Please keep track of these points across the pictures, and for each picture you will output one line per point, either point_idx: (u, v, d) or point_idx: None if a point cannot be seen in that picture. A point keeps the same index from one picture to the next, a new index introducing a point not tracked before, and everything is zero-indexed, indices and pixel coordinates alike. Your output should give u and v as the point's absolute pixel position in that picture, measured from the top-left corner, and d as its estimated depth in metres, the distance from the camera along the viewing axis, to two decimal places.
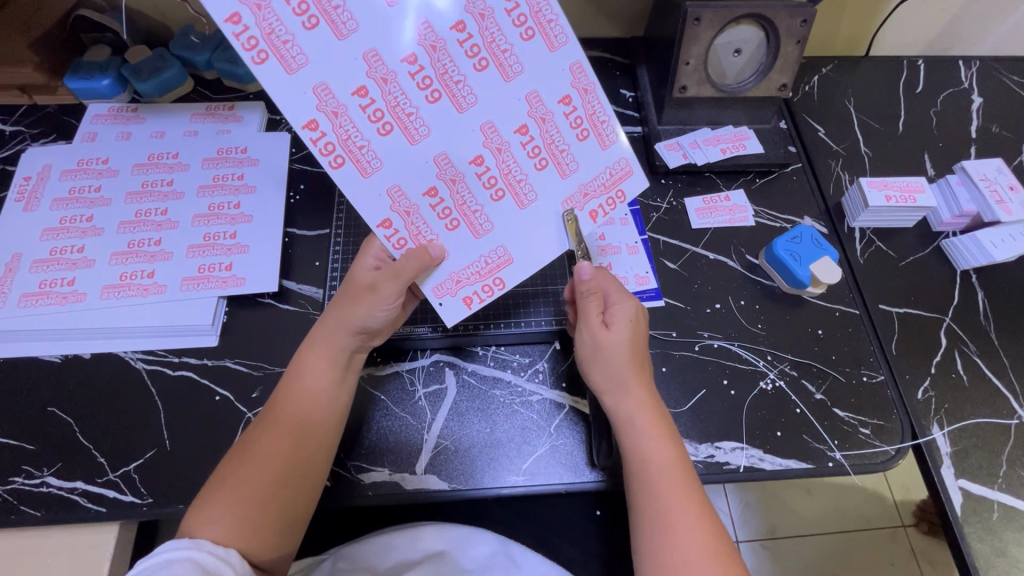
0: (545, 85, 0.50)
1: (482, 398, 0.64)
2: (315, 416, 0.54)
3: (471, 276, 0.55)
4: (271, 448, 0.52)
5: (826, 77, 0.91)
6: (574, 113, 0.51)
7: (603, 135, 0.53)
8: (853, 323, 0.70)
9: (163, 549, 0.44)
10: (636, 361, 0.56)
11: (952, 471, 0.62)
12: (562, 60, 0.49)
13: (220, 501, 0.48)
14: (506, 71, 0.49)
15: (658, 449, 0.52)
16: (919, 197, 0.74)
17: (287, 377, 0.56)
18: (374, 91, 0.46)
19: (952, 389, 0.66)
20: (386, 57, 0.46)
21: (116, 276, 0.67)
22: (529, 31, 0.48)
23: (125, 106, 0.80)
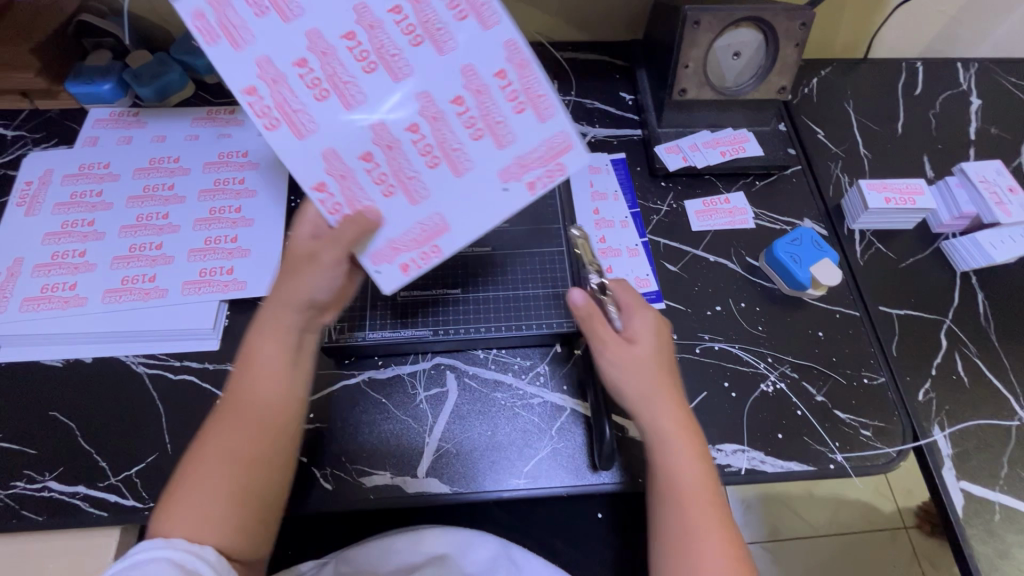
0: (479, 59, 0.50)
1: (483, 401, 0.64)
2: (276, 405, 0.51)
3: (408, 245, 0.53)
4: (234, 443, 0.48)
5: (825, 79, 0.91)
6: (510, 87, 0.51)
7: (540, 107, 0.52)
8: (853, 325, 0.70)
9: (138, 551, 0.43)
10: (666, 378, 0.55)
11: (953, 473, 0.62)
12: (495, 37, 0.50)
13: (186, 504, 0.46)
14: (439, 43, 0.50)
15: (688, 471, 0.52)
16: (919, 199, 0.74)
17: (242, 366, 0.52)
18: (313, 62, 0.48)
19: (952, 391, 0.67)
20: (324, 31, 0.48)
21: (117, 280, 0.67)
22: (460, 5, 0.49)
23: (126, 111, 0.80)
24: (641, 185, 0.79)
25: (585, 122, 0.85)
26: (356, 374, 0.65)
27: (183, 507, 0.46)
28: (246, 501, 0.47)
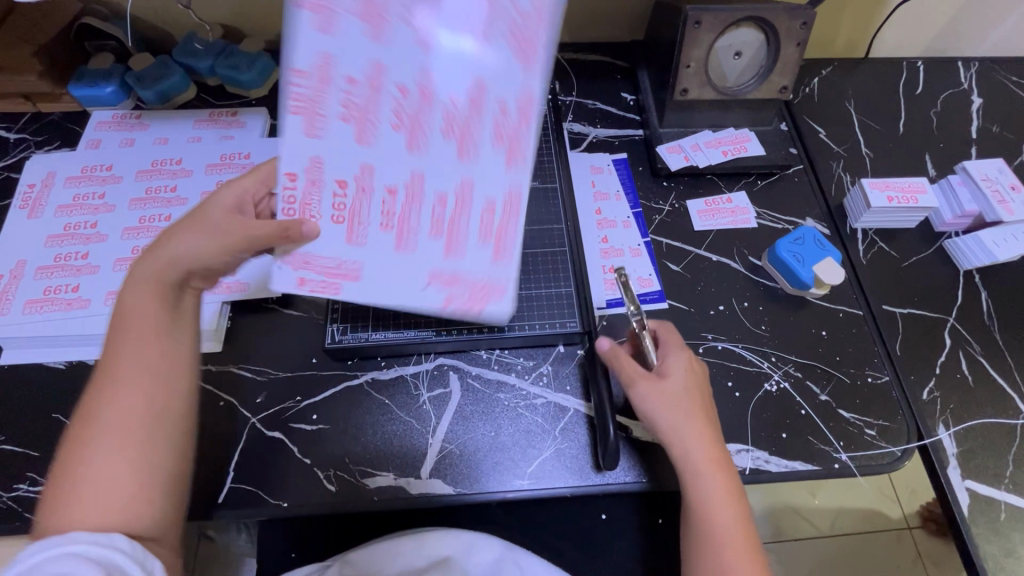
0: (481, 180, 0.54)
1: (486, 402, 0.64)
2: (157, 359, 0.48)
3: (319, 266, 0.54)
4: (114, 408, 0.45)
5: (826, 79, 0.91)
6: (491, 222, 0.54)
7: (501, 249, 0.55)
8: (856, 324, 0.70)
9: (30, 557, 0.37)
10: (702, 416, 0.55)
11: (959, 472, 0.62)
12: (506, 173, 0.54)
13: (72, 487, 0.42)
14: (467, 149, 0.54)
15: (723, 506, 0.52)
16: (921, 197, 0.74)
17: (115, 331, 0.48)
18: (362, 88, 0.52)
19: (957, 389, 0.66)
20: (388, 83, 0.52)
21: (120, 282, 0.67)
22: (503, 143, 0.54)
23: (128, 113, 0.80)
24: (643, 185, 0.79)
25: (586, 122, 0.85)
26: (359, 375, 0.65)
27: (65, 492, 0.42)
28: (141, 464, 0.44)
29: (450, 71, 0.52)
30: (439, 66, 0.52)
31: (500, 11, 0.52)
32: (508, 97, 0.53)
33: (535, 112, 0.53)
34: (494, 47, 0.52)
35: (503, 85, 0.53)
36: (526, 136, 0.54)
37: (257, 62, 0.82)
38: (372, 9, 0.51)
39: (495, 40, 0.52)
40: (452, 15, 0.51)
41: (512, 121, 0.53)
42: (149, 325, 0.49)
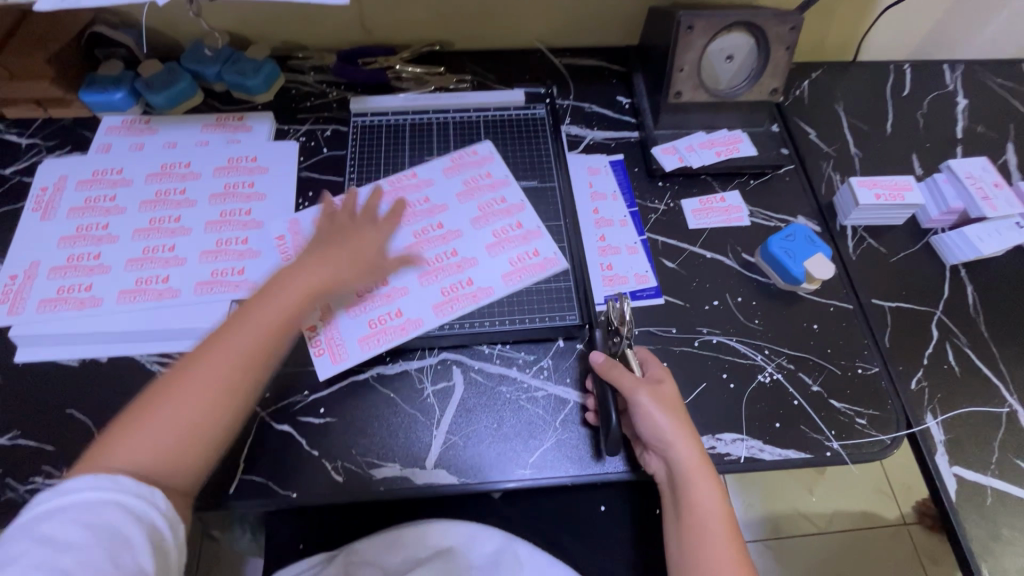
0: (412, 295, 0.69)
1: (488, 395, 0.66)
2: (253, 346, 0.55)
3: (287, 244, 0.72)
4: (197, 376, 0.53)
5: (816, 82, 0.94)
6: (378, 328, 0.67)
7: (375, 342, 0.66)
8: (847, 318, 0.72)
9: (76, 493, 0.44)
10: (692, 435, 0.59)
11: (946, 459, 0.64)
12: (431, 307, 0.68)
13: (140, 430, 0.50)
14: (428, 279, 0.70)
15: (715, 519, 0.57)
16: (908, 195, 0.77)
17: (241, 308, 0.58)
18: (428, 205, 0.76)
19: (944, 380, 0.69)
20: (437, 218, 0.75)
21: (131, 281, 0.69)
22: (444, 311, 0.68)
23: (137, 118, 0.82)
24: (639, 185, 0.82)
25: (584, 125, 0.87)
26: (364, 370, 0.67)
27: (131, 427, 0.50)
28: (189, 432, 0.51)
29: (473, 241, 0.73)
30: (474, 234, 0.74)
31: (525, 246, 0.73)
32: (481, 290, 0.70)
33: (474, 308, 0.69)
34: (508, 255, 0.72)
35: (489, 277, 0.71)
36: (465, 307, 0.68)
37: (263, 68, 0.85)
38: (474, 180, 0.78)
39: (513, 251, 0.73)
40: (512, 218, 0.75)
41: (466, 296, 0.69)
42: (270, 312, 0.57)
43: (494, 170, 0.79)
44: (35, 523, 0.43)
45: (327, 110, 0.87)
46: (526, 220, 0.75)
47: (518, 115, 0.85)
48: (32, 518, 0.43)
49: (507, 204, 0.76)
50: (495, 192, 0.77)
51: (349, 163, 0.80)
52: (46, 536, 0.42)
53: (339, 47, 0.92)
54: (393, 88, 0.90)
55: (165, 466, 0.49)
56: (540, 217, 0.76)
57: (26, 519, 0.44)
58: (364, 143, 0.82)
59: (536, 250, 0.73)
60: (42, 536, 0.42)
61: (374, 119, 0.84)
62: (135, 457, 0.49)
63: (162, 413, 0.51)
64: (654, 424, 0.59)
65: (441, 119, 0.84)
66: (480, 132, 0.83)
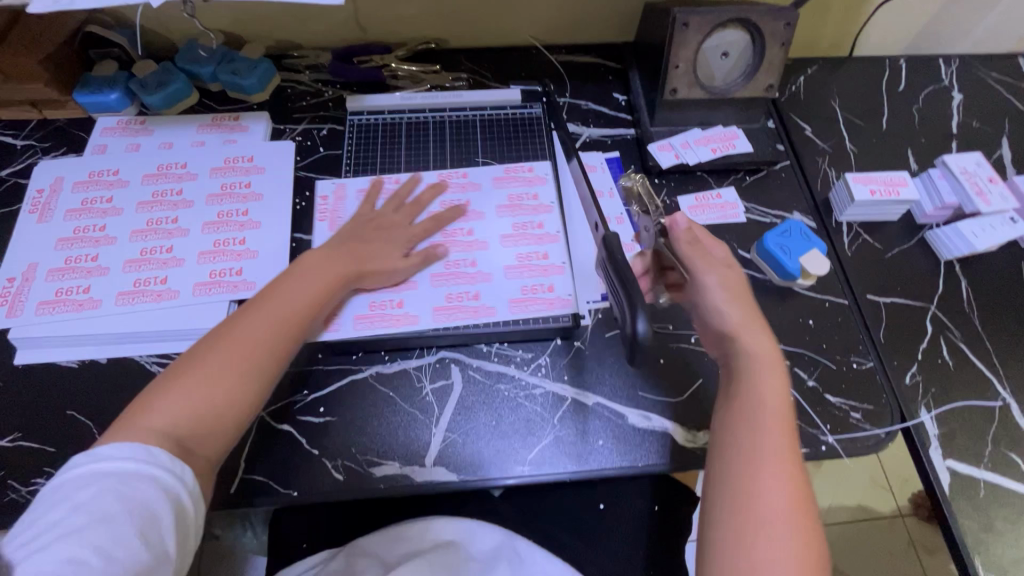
0: (417, 295, 0.69)
1: (487, 392, 0.67)
2: (283, 319, 0.60)
3: (327, 205, 0.77)
4: (235, 344, 0.57)
5: (812, 77, 0.94)
6: (376, 311, 0.68)
7: (368, 327, 0.67)
8: (842, 313, 0.73)
9: (116, 464, 0.46)
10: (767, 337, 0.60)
11: (940, 452, 0.65)
12: (430, 311, 0.68)
13: (175, 393, 0.53)
14: (439, 281, 0.70)
15: (770, 400, 0.55)
16: (903, 190, 0.77)
17: (273, 287, 0.63)
18: (470, 205, 0.76)
19: (938, 374, 0.69)
20: (470, 224, 0.75)
21: (129, 283, 0.69)
22: (441, 317, 0.68)
23: (133, 119, 0.82)
24: None
25: (580, 122, 0.87)
26: (364, 369, 0.67)
27: (167, 390, 0.53)
28: (221, 399, 0.54)
29: (496, 257, 0.73)
30: (499, 250, 0.73)
31: (543, 278, 0.71)
32: (483, 307, 0.69)
33: (473, 321, 0.68)
34: (522, 283, 0.71)
35: (496, 297, 0.69)
36: (461, 320, 0.68)
37: (258, 66, 0.85)
38: (518, 198, 0.77)
39: (529, 281, 0.71)
40: (541, 247, 0.73)
41: (468, 309, 0.68)
42: (302, 293, 0.62)
43: (542, 193, 0.77)
44: (66, 493, 0.45)
45: (323, 109, 0.87)
46: (554, 252, 0.73)
47: (515, 113, 0.85)
48: (71, 484, 0.45)
49: (542, 232, 0.74)
50: (533, 216, 0.76)
51: (346, 164, 0.80)
52: (81, 504, 0.44)
53: (334, 45, 0.92)
54: (389, 87, 0.90)
55: (196, 429, 0.52)
56: (569, 252, 0.73)
57: (65, 484, 0.46)
58: (360, 143, 0.82)
59: (552, 287, 0.70)
60: (79, 503, 0.44)
61: (371, 118, 0.84)
62: (171, 417, 0.51)
63: (198, 377, 0.54)
64: (716, 302, 0.63)
65: (438, 118, 0.84)
66: (477, 132, 0.83)
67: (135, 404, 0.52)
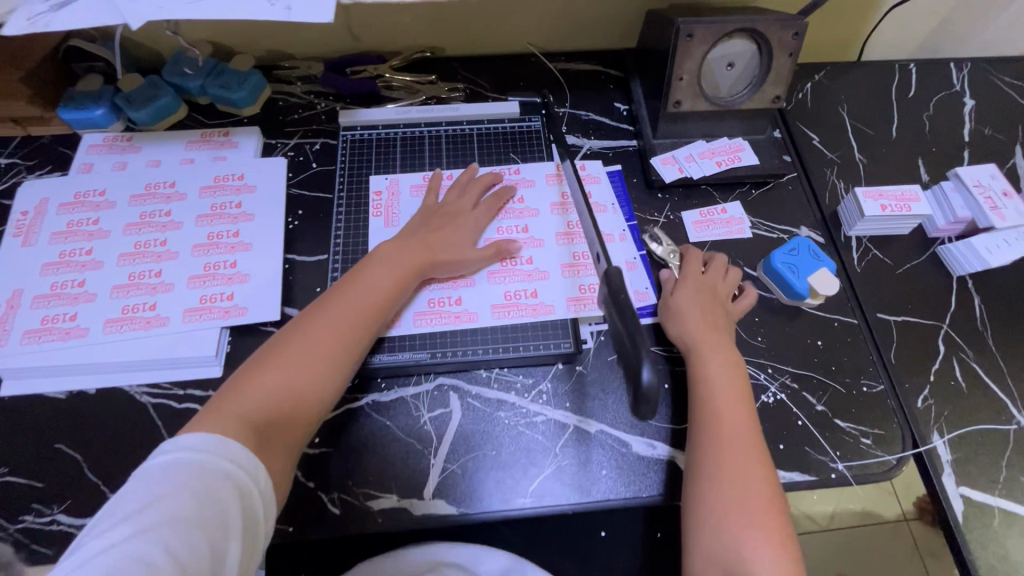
0: (474, 293, 0.70)
1: (487, 421, 0.65)
2: (360, 311, 0.61)
3: (381, 200, 0.76)
4: (317, 335, 0.58)
5: (819, 83, 0.91)
6: (435, 308, 0.69)
7: (429, 323, 0.68)
8: (852, 333, 0.70)
9: (197, 457, 0.47)
10: (723, 340, 0.64)
11: (953, 479, 0.63)
12: (488, 308, 0.69)
13: (260, 380, 0.55)
14: (496, 278, 0.72)
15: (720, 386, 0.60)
16: (914, 205, 0.75)
17: (348, 280, 0.64)
18: (524, 204, 0.77)
19: (951, 397, 0.67)
20: (524, 221, 0.76)
21: (117, 309, 0.67)
22: (500, 315, 0.69)
23: (120, 135, 0.80)
24: (638, 198, 0.80)
25: (581, 134, 0.85)
26: (359, 398, 0.65)
27: (252, 377, 0.55)
28: (300, 390, 0.56)
29: (552, 255, 0.74)
30: (554, 249, 0.74)
31: None
32: (541, 305, 0.70)
33: (531, 319, 0.69)
34: (578, 282, 0.72)
35: (554, 295, 0.71)
36: (520, 317, 0.69)
37: (249, 79, 0.82)
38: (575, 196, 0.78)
39: (585, 280, 0.72)
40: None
41: (526, 307, 0.70)
42: (377, 289, 0.63)
43: (598, 194, 0.78)
44: (147, 482, 0.45)
45: (316, 122, 0.85)
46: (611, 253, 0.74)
47: (513, 127, 0.83)
48: (150, 474, 0.45)
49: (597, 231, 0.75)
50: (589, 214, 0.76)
51: (339, 181, 0.78)
52: (162, 497, 0.44)
53: (325, 55, 0.89)
54: (383, 98, 0.87)
55: (277, 420, 0.54)
56: (625, 253, 0.74)
57: (143, 475, 0.46)
58: (353, 160, 0.80)
59: None
60: (159, 496, 0.44)
61: (364, 133, 0.82)
62: (255, 402, 0.53)
63: (281, 368, 0.56)
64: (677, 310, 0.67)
65: (434, 133, 0.82)
66: (473, 146, 0.81)
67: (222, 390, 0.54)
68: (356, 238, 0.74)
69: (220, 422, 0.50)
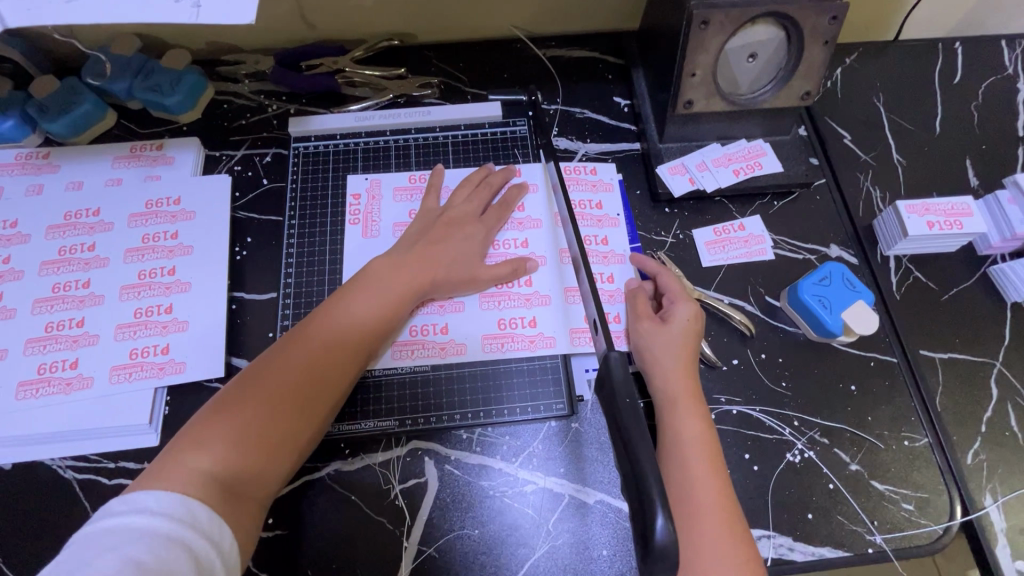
0: (463, 321, 0.61)
1: (466, 493, 0.56)
2: (345, 340, 0.53)
3: (360, 206, 0.67)
4: (294, 370, 0.50)
5: (851, 68, 0.79)
6: (417, 338, 0.61)
7: (410, 353, 0.60)
8: (890, 375, 0.61)
9: (145, 522, 0.39)
10: (693, 390, 0.54)
11: (1008, 551, 0.55)
12: (478, 338, 0.61)
13: (226, 424, 0.46)
14: (488, 304, 0.62)
15: (696, 445, 0.51)
16: (966, 220, 0.64)
17: (329, 302, 0.55)
18: (530, 213, 0.67)
19: (1006, 450, 0.58)
20: (525, 234, 0.66)
21: (33, 369, 0.58)
22: (493, 347, 0.61)
23: (34, 151, 0.68)
24: (641, 214, 0.69)
25: (575, 136, 0.73)
26: (321, 468, 0.56)
27: (218, 418, 0.46)
28: (275, 434, 0.47)
29: (553, 276, 0.64)
30: (558, 269, 0.64)
31: (608, 306, 0.62)
32: (541, 336, 0.61)
33: (529, 353, 0.60)
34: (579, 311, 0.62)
35: (555, 324, 0.62)
36: (516, 351, 0.60)
37: (183, 80, 0.70)
38: (581, 205, 0.67)
39: None
40: (606, 267, 0.64)
41: (524, 339, 0.61)
42: (367, 312, 0.55)
43: (608, 201, 0.68)
44: (90, 553, 0.37)
45: (266, 129, 0.72)
46: (620, 274, 0.64)
47: (495, 133, 0.72)
48: (86, 551, 0.37)
49: (607, 248, 0.66)
50: (597, 229, 0.66)
51: (292, 205, 0.67)
52: None
53: (276, 47, 0.76)
54: (345, 97, 0.75)
55: (247, 469, 0.45)
56: (636, 273, 0.64)
57: (77, 555, 0.37)
58: (307, 177, 0.69)
59: (619, 316, 0.62)
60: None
61: (320, 145, 0.71)
62: (220, 455, 0.44)
63: (253, 408, 0.47)
64: (655, 351, 0.56)
65: (401, 142, 0.71)
66: (447, 158, 0.71)
67: (180, 434, 0.46)
68: (312, 270, 0.64)
69: (180, 479, 0.42)
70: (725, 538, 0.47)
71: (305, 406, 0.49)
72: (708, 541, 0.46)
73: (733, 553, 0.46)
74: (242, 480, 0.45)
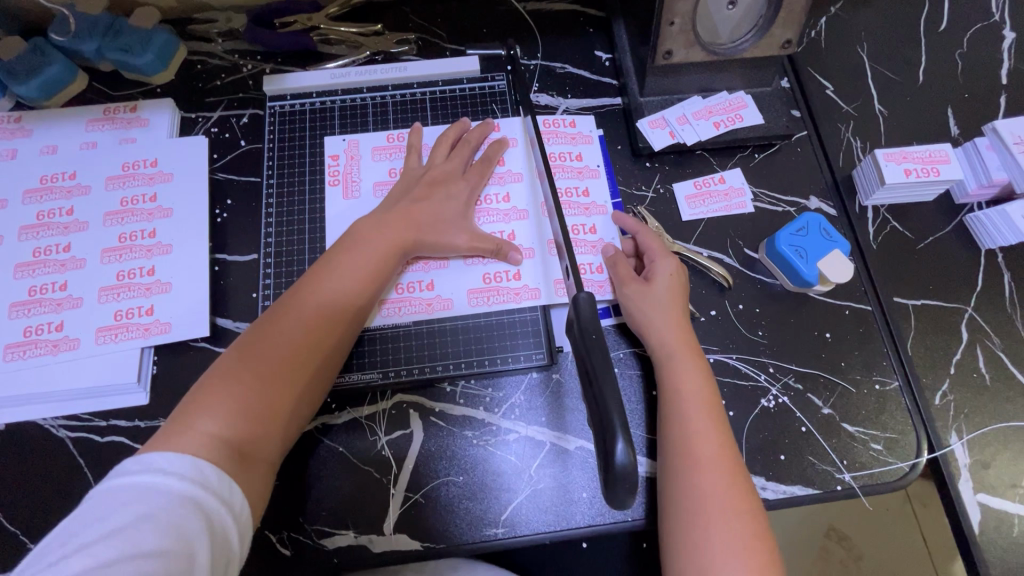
0: (446, 276, 0.62)
1: (450, 444, 0.57)
2: (333, 303, 0.53)
3: (339, 166, 0.67)
4: (284, 334, 0.50)
5: (835, 17, 0.77)
6: (404, 296, 0.61)
7: (399, 309, 0.61)
8: (864, 322, 0.62)
9: (159, 482, 0.40)
10: (687, 340, 0.55)
11: (970, 486, 0.57)
12: (461, 292, 0.62)
13: (219, 388, 0.47)
14: (472, 261, 0.63)
15: (694, 396, 0.53)
16: (943, 168, 0.65)
17: (316, 266, 0.55)
18: (511, 167, 0.67)
19: (973, 391, 0.60)
20: (506, 190, 0.66)
21: (19, 332, 0.58)
22: (478, 301, 0.61)
23: (5, 115, 0.67)
24: (623, 168, 0.68)
25: (556, 92, 0.72)
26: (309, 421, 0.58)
27: (218, 384, 0.47)
28: (273, 398, 0.48)
29: (535, 230, 0.64)
30: (540, 222, 0.65)
31: (590, 256, 0.63)
32: (526, 289, 0.62)
33: (514, 306, 0.61)
34: None
35: (538, 276, 0.62)
36: (500, 304, 0.61)
37: (153, 38, 0.68)
38: (561, 158, 0.67)
39: None
40: (587, 219, 0.65)
41: (508, 292, 0.62)
42: (354, 275, 0.55)
43: (588, 154, 0.68)
44: (105, 507, 0.38)
45: (241, 89, 0.71)
46: (603, 226, 0.65)
47: (474, 88, 0.72)
48: (102, 507, 0.38)
49: (589, 200, 0.66)
50: (578, 180, 0.66)
51: (270, 166, 0.67)
52: (116, 532, 0.37)
53: (249, 4, 0.75)
54: (321, 55, 0.73)
55: (252, 431, 0.46)
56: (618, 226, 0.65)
57: (92, 509, 0.38)
58: (284, 138, 0.68)
59: (601, 267, 0.63)
60: (115, 529, 0.37)
61: (295, 104, 0.70)
62: (215, 415, 0.45)
63: (247, 373, 0.48)
64: (642, 307, 0.57)
65: (378, 99, 0.70)
66: (425, 115, 0.70)
67: (183, 401, 0.47)
68: (293, 229, 0.64)
69: (183, 437, 0.43)
70: (694, 471, 0.49)
71: (296, 369, 0.50)
72: (702, 482, 0.48)
73: (707, 487, 0.48)
74: (242, 438, 0.46)
